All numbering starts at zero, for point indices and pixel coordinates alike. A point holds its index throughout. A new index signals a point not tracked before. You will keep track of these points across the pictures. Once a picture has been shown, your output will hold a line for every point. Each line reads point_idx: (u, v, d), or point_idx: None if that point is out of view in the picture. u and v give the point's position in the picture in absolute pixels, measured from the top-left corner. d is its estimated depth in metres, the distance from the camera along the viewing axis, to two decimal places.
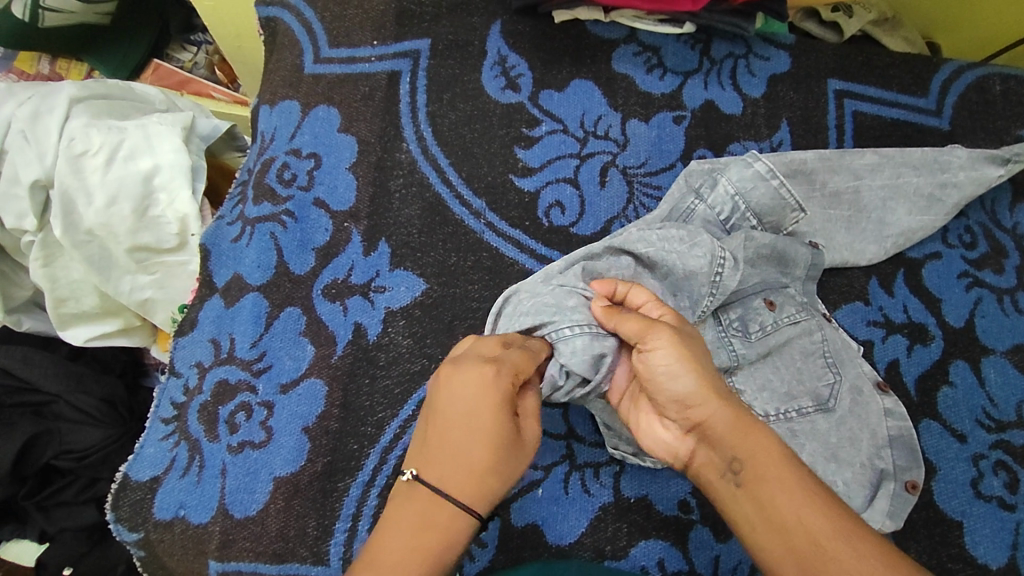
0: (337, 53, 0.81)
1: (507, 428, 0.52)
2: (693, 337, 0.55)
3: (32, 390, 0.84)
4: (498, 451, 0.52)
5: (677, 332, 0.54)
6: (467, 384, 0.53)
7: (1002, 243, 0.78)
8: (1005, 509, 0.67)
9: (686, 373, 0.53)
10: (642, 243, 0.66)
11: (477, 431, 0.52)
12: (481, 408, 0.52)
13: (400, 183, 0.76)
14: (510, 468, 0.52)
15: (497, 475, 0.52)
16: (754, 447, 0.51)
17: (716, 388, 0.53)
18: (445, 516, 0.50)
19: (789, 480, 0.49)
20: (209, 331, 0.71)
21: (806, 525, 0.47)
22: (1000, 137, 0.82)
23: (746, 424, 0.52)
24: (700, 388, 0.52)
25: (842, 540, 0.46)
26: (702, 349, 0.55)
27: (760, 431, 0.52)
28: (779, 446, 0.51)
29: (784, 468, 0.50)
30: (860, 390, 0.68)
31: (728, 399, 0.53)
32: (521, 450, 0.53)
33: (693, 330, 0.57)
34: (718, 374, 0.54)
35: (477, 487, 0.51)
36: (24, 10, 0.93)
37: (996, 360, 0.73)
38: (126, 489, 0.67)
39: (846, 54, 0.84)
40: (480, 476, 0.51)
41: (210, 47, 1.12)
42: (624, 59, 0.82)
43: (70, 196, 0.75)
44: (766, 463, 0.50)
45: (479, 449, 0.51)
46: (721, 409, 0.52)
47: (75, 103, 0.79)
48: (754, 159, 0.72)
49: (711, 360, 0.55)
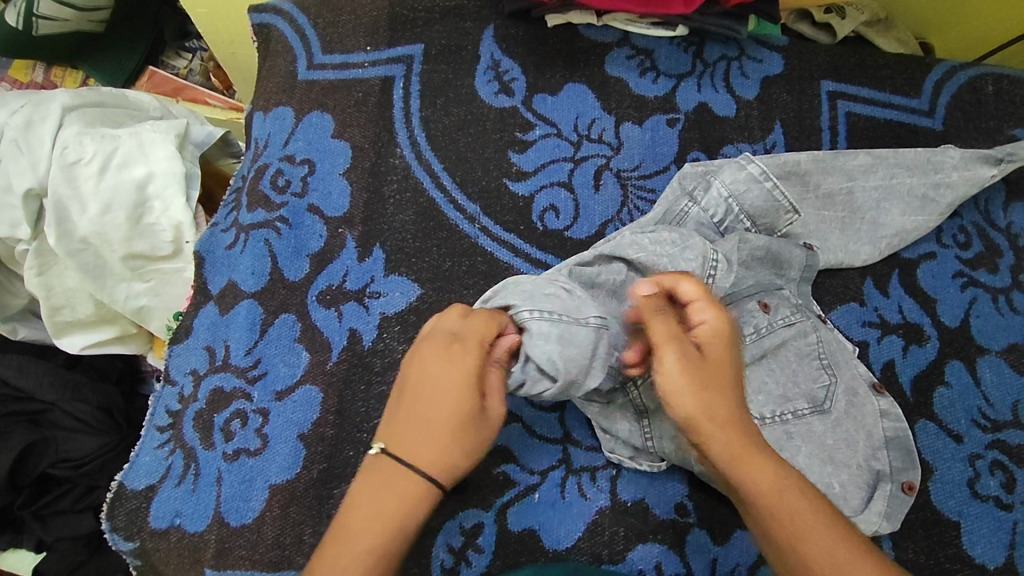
0: (331, 59, 0.81)
1: (474, 401, 0.52)
2: (710, 360, 0.53)
3: (28, 398, 0.85)
4: (463, 424, 0.52)
5: (687, 359, 0.52)
6: (435, 358, 0.53)
7: (996, 243, 0.78)
8: (1001, 508, 0.67)
9: (691, 402, 0.51)
10: (634, 248, 0.66)
11: (444, 402, 0.52)
12: (451, 382, 0.52)
13: (394, 189, 0.76)
14: (477, 439, 0.52)
15: (461, 448, 0.51)
16: (756, 474, 0.51)
17: (724, 416, 0.51)
18: (409, 486, 0.49)
19: (787, 508, 0.50)
20: (204, 338, 0.71)
21: (799, 552, 0.49)
22: (993, 137, 0.83)
23: (752, 453, 0.51)
24: (701, 419, 0.51)
25: (835, 569, 0.47)
26: (718, 374, 0.52)
27: (764, 458, 0.51)
28: (782, 472, 0.51)
29: (784, 497, 0.50)
30: (855, 391, 0.68)
31: (739, 428, 0.51)
32: (486, 425, 0.53)
33: (721, 346, 0.54)
34: (734, 397, 0.52)
35: (444, 458, 0.50)
36: (17, 18, 0.94)
37: (992, 359, 0.73)
38: (121, 498, 0.66)
39: (839, 55, 0.85)
40: (445, 448, 0.51)
41: (204, 53, 1.12)
42: (616, 62, 0.82)
43: (63, 205, 0.75)
44: (766, 493, 0.50)
45: (445, 421, 0.51)
46: (725, 440, 0.51)
47: (69, 112, 0.79)
48: (747, 161, 0.72)
49: (728, 385, 0.53)
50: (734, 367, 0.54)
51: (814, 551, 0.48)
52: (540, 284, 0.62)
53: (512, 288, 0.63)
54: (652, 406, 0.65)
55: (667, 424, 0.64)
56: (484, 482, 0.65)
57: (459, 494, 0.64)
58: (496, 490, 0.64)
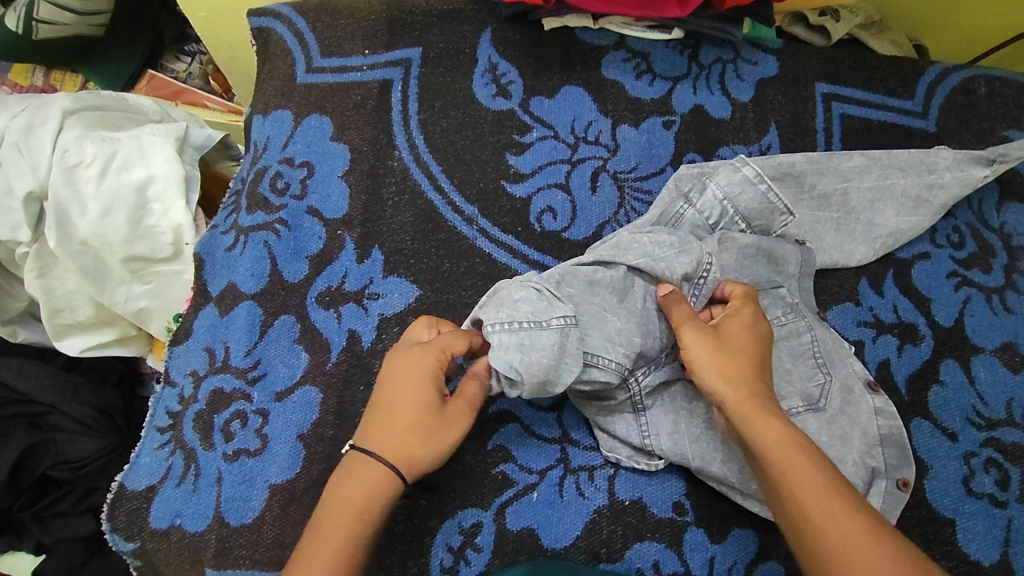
0: (330, 62, 0.82)
1: (434, 398, 0.57)
2: (727, 335, 0.60)
3: (29, 401, 0.85)
4: (424, 420, 0.56)
5: (704, 331, 0.60)
6: (401, 363, 0.58)
7: (990, 243, 0.79)
8: (996, 505, 0.68)
9: (707, 365, 0.58)
10: (633, 253, 0.66)
11: (408, 399, 0.56)
12: (408, 382, 0.57)
13: (393, 191, 0.76)
14: (434, 435, 0.56)
15: (423, 442, 0.55)
16: (764, 429, 0.55)
17: (736, 377, 0.57)
18: (375, 477, 0.54)
19: (792, 460, 0.53)
20: (204, 340, 0.72)
21: (799, 500, 0.52)
22: (986, 138, 0.83)
23: (761, 411, 0.56)
24: (715, 379, 0.58)
25: (831, 515, 0.50)
26: (734, 346, 0.59)
27: (773, 417, 0.55)
28: (790, 433, 0.55)
29: (789, 452, 0.54)
30: (850, 389, 0.68)
31: (751, 390, 0.57)
32: (447, 421, 0.57)
33: (741, 327, 0.61)
34: (750, 366, 0.58)
35: (401, 450, 0.54)
36: (17, 23, 0.94)
37: (986, 358, 0.73)
38: (121, 499, 0.66)
39: (833, 58, 0.85)
40: (406, 441, 0.55)
41: (204, 57, 1.13)
42: (613, 65, 0.83)
43: (64, 208, 0.76)
44: (772, 447, 0.54)
45: (407, 416, 0.55)
46: (736, 397, 0.57)
47: (70, 115, 0.80)
48: (743, 163, 0.72)
49: (745, 356, 0.59)
50: (753, 344, 0.60)
51: (814, 501, 0.51)
52: (510, 290, 0.61)
53: (494, 292, 0.62)
54: (648, 404, 0.66)
55: (664, 420, 0.66)
56: (483, 481, 0.65)
57: (458, 492, 0.65)
58: (494, 490, 0.65)
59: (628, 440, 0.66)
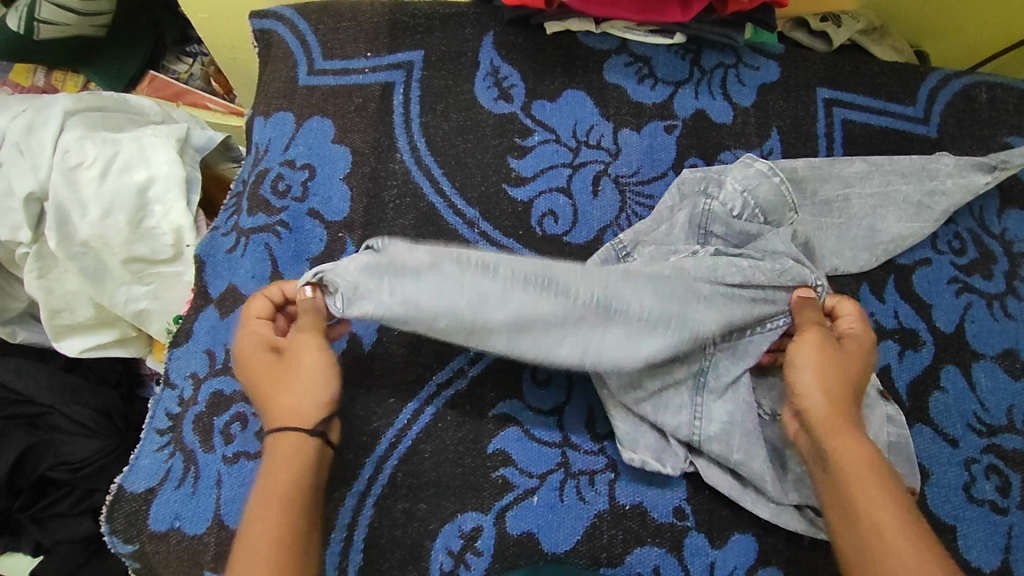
0: (331, 65, 0.82)
1: (264, 360, 0.60)
2: (839, 350, 0.62)
3: (27, 401, 0.85)
4: (275, 377, 0.59)
5: (822, 342, 0.61)
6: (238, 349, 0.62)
7: (991, 249, 0.79)
8: (997, 512, 0.68)
9: (806, 371, 0.60)
10: (734, 269, 0.65)
11: (256, 370, 0.59)
12: (242, 363, 0.61)
13: (394, 194, 0.76)
14: (286, 377, 0.58)
15: (286, 389, 0.58)
16: (844, 442, 0.57)
17: (839, 390, 0.59)
18: (288, 441, 0.56)
19: (874, 475, 0.55)
20: (204, 342, 0.71)
21: (872, 511, 0.53)
22: (986, 145, 0.84)
23: (848, 426, 0.58)
24: (816, 385, 0.59)
25: (901, 529, 0.52)
26: (839, 361, 0.61)
27: (856, 435, 0.57)
28: (873, 452, 0.57)
29: (862, 465, 0.55)
30: (865, 394, 0.67)
31: (844, 404, 0.59)
32: (291, 360, 0.59)
33: (856, 346, 0.63)
34: (851, 381, 0.60)
35: (270, 408, 0.58)
36: (20, 23, 0.94)
37: (987, 364, 0.73)
38: (120, 501, 0.66)
39: (835, 63, 0.85)
40: (268, 402, 0.58)
41: (205, 58, 1.13)
42: (615, 70, 0.83)
43: (64, 208, 0.75)
44: (850, 458, 0.56)
45: (264, 382, 0.59)
46: (828, 406, 0.59)
47: (70, 116, 0.80)
48: (753, 160, 0.73)
49: (851, 372, 0.61)
50: (864, 366, 0.62)
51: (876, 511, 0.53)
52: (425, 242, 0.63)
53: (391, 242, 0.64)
54: (712, 388, 0.65)
55: (720, 408, 0.65)
56: (483, 485, 0.65)
57: (458, 496, 0.65)
58: (494, 494, 0.65)
59: (668, 425, 0.65)
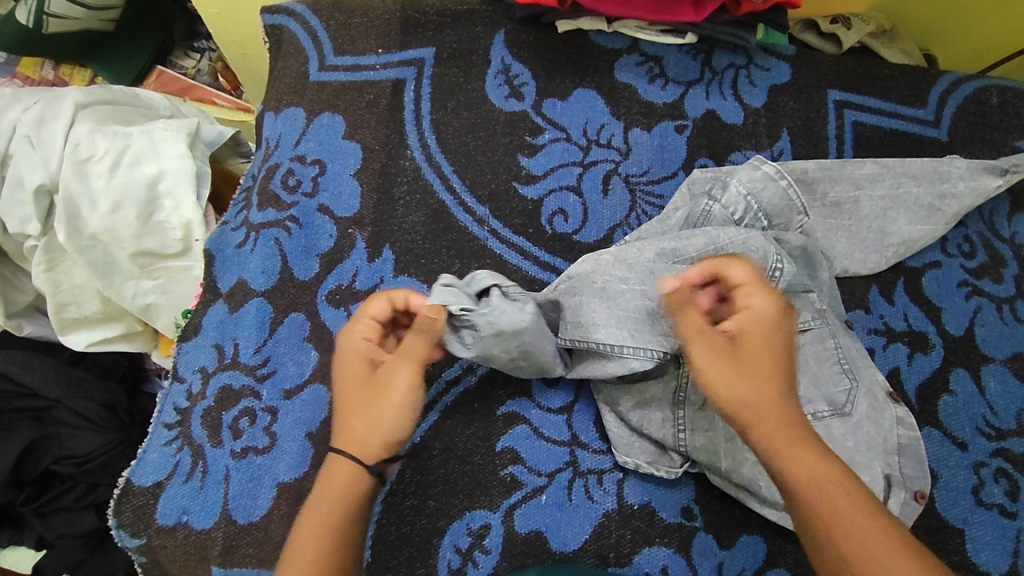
0: (343, 61, 0.82)
1: (364, 372, 0.58)
2: (747, 348, 0.55)
3: (32, 395, 0.84)
4: (360, 400, 0.56)
5: (719, 350, 0.56)
6: (338, 354, 0.60)
7: (1001, 253, 0.79)
8: (1006, 516, 0.67)
9: (729, 393, 0.54)
10: (694, 241, 0.67)
11: (348, 388, 0.57)
12: (343, 364, 0.59)
13: (404, 190, 0.76)
14: (373, 401, 0.56)
15: (366, 418, 0.55)
16: (799, 463, 0.52)
17: (762, 399, 0.54)
18: (343, 475, 0.54)
19: (830, 491, 0.51)
20: (212, 336, 0.71)
21: (842, 536, 0.49)
22: (997, 148, 0.83)
23: (795, 441, 0.53)
24: (734, 403, 0.54)
25: (879, 551, 0.48)
26: (752, 362, 0.55)
27: (807, 450, 0.52)
28: (823, 461, 0.52)
29: (824, 484, 0.51)
30: (875, 396, 0.68)
31: (782, 414, 0.53)
32: (384, 383, 0.57)
33: (760, 327, 0.56)
34: (775, 382, 0.54)
35: (348, 430, 0.55)
36: (28, 16, 0.94)
37: (996, 368, 0.73)
38: (127, 495, 0.66)
39: (846, 65, 0.85)
40: (353, 423, 0.55)
41: (213, 54, 1.13)
42: (626, 69, 0.83)
43: (74, 201, 0.75)
44: (804, 478, 0.51)
45: (347, 405, 0.56)
46: (765, 425, 0.53)
47: (81, 109, 0.80)
48: (761, 162, 0.73)
49: (766, 375, 0.55)
50: (777, 354, 0.56)
51: (859, 535, 0.49)
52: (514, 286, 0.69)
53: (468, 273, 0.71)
54: (693, 400, 0.65)
55: (702, 418, 0.65)
56: (491, 483, 0.65)
57: (466, 494, 0.64)
58: (503, 492, 0.65)
59: (653, 436, 0.66)
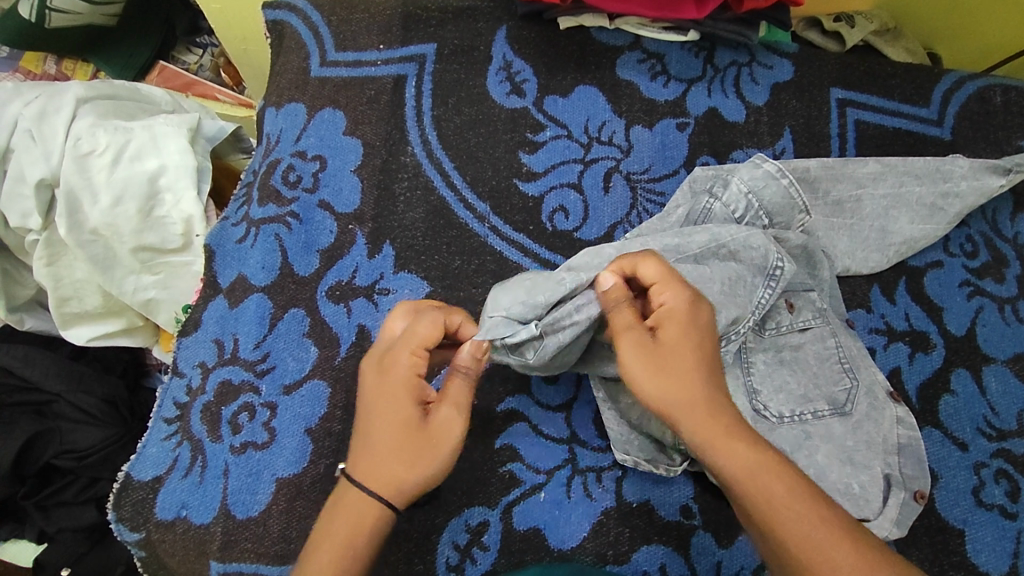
0: (344, 57, 0.82)
1: (412, 415, 0.54)
2: (670, 347, 0.53)
3: (33, 389, 0.85)
4: (397, 438, 0.53)
5: (643, 351, 0.53)
6: (378, 378, 0.56)
7: (1003, 252, 0.78)
8: (1006, 517, 0.67)
9: (656, 393, 0.52)
10: (695, 237, 0.67)
11: (387, 421, 0.54)
12: (385, 401, 0.55)
13: (405, 187, 0.76)
14: (419, 451, 0.53)
15: (406, 464, 0.53)
16: (733, 455, 0.51)
17: (694, 396, 0.52)
18: (364, 508, 0.53)
19: (770, 480, 0.50)
20: (213, 331, 0.71)
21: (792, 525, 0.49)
22: (1001, 147, 0.83)
23: (726, 434, 0.51)
24: (670, 404, 0.52)
25: (826, 536, 0.48)
26: (677, 361, 0.53)
27: (742, 440, 0.51)
28: (759, 453, 0.51)
29: (763, 474, 0.50)
30: (875, 395, 0.68)
31: (711, 409, 0.52)
32: (431, 434, 0.54)
33: (679, 322, 0.54)
34: (700, 379, 0.53)
35: (384, 475, 0.53)
36: (31, 10, 0.93)
37: (998, 369, 0.73)
38: (127, 489, 0.66)
39: (849, 64, 0.85)
40: (390, 467, 0.53)
41: (215, 49, 1.13)
42: (628, 66, 0.82)
43: (75, 195, 0.75)
44: (745, 472, 0.50)
45: (382, 439, 0.54)
46: (696, 422, 0.52)
47: (82, 104, 0.80)
48: (763, 160, 0.72)
49: (692, 370, 0.53)
50: (696, 348, 0.54)
51: (794, 524, 0.49)
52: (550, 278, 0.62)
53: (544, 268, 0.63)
54: None
55: None
56: (490, 480, 0.65)
57: (465, 491, 0.64)
58: (501, 489, 0.65)
59: (651, 434, 0.65)
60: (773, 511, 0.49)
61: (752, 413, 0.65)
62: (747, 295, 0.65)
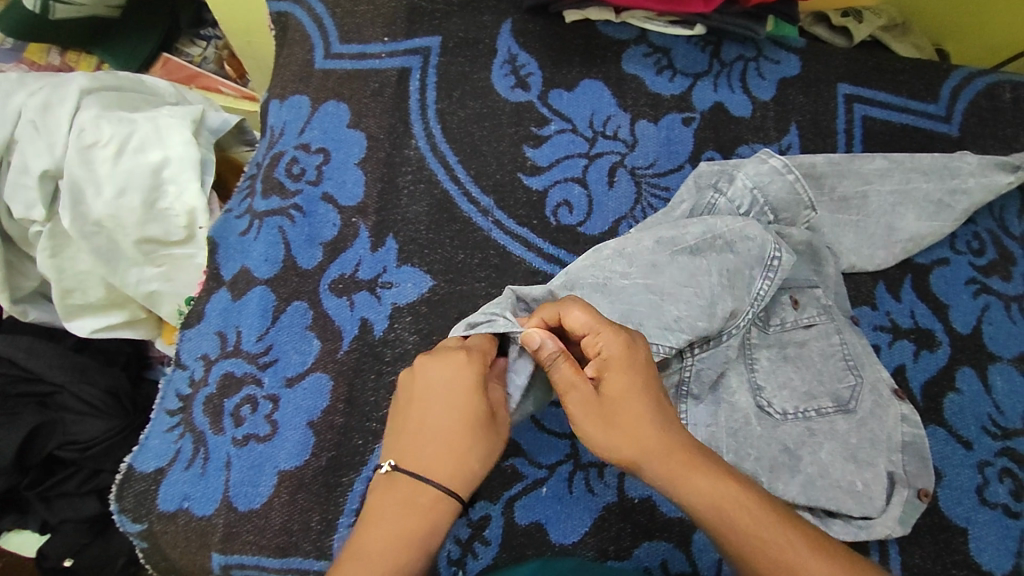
0: (348, 49, 0.81)
1: (483, 414, 0.54)
2: (616, 394, 0.52)
3: (36, 380, 0.85)
4: (468, 429, 0.53)
5: (592, 403, 0.52)
6: (446, 373, 0.54)
7: (1011, 251, 0.78)
8: (1010, 516, 0.67)
9: (612, 446, 0.52)
10: (696, 231, 0.67)
11: (458, 415, 0.53)
12: (458, 397, 0.54)
13: (409, 180, 0.76)
14: (490, 450, 0.54)
15: (480, 459, 0.53)
16: (693, 488, 0.50)
17: (647, 440, 0.51)
18: (427, 503, 0.51)
19: (734, 507, 0.49)
20: (216, 324, 0.71)
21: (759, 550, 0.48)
22: (1009, 144, 0.82)
23: (685, 467, 0.51)
24: (626, 451, 0.51)
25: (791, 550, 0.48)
26: (625, 408, 0.52)
27: (701, 471, 0.51)
28: (721, 482, 0.50)
29: (725, 502, 0.50)
30: (880, 393, 0.67)
31: (668, 448, 0.51)
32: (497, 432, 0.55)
33: (620, 369, 0.52)
34: (652, 421, 0.51)
35: (457, 470, 0.52)
36: (35, 2, 0.93)
37: (1003, 367, 0.72)
38: (129, 480, 0.66)
39: (857, 58, 0.84)
40: (463, 460, 0.52)
41: (219, 42, 1.13)
42: (633, 60, 0.82)
43: (79, 186, 0.75)
44: (705, 504, 0.50)
45: (449, 432, 0.53)
46: (656, 467, 0.51)
47: (86, 95, 0.79)
48: (769, 155, 0.72)
49: (642, 411, 0.52)
50: (641, 388, 0.52)
51: (764, 549, 0.48)
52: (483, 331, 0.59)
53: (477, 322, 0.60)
54: (695, 393, 0.64)
55: (702, 411, 0.65)
56: (492, 475, 0.65)
57: None
58: (503, 483, 0.65)
59: None
60: (744, 537, 0.49)
61: (755, 409, 0.65)
62: (746, 287, 0.65)
